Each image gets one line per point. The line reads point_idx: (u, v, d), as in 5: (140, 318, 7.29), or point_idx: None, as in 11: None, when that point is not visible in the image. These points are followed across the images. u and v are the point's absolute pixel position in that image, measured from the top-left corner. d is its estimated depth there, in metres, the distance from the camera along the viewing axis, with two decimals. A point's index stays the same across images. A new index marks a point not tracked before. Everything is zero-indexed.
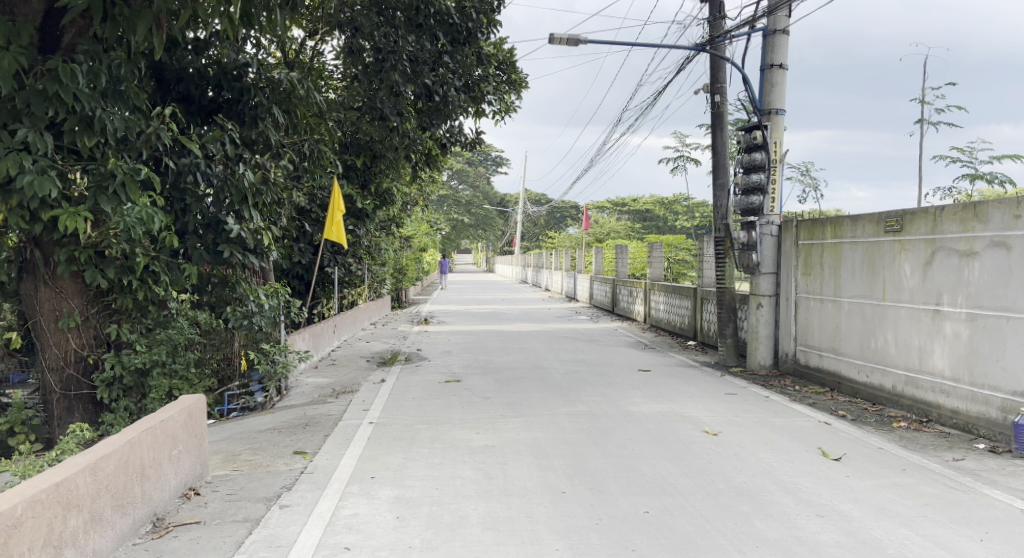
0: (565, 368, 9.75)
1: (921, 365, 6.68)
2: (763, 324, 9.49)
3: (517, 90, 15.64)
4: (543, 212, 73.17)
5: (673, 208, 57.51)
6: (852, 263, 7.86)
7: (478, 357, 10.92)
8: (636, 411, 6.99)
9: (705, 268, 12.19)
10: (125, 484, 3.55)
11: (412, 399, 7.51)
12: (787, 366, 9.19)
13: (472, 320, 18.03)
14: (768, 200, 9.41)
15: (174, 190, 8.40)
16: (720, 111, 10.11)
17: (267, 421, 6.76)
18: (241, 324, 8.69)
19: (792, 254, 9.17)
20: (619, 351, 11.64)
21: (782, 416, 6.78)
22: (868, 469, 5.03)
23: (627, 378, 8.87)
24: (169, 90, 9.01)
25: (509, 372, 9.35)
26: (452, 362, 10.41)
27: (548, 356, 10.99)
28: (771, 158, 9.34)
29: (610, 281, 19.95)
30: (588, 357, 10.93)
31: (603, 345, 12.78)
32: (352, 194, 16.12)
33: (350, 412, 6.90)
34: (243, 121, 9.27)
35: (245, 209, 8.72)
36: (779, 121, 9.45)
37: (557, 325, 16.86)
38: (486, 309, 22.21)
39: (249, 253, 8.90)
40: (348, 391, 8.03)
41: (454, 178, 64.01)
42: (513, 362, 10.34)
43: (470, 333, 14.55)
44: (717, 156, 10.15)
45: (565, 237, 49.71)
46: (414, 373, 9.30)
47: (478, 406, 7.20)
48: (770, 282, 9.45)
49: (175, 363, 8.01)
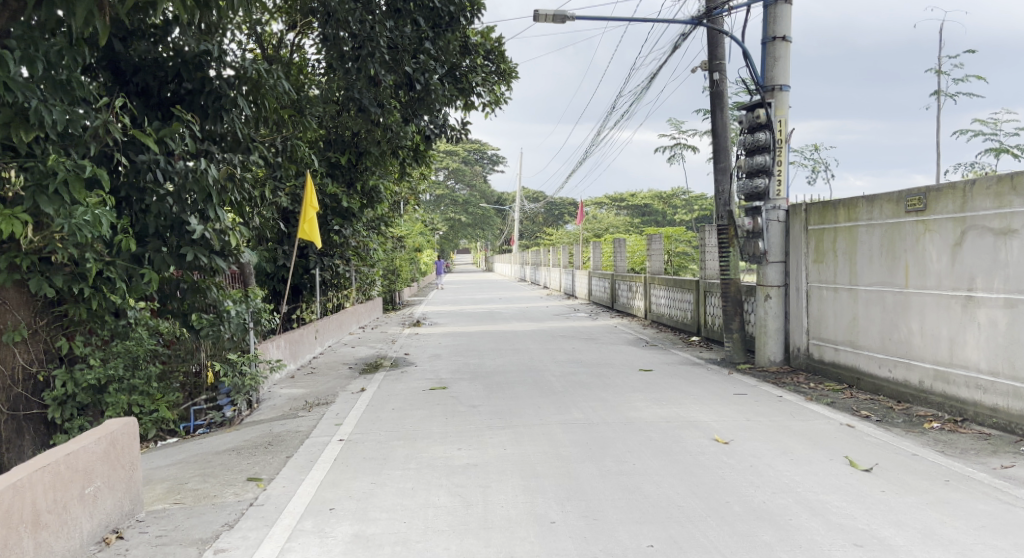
0: (560, 370, 9.08)
1: (952, 358, 6.00)
2: (772, 317, 8.82)
3: (507, 80, 15.01)
4: (541, 209, 72.50)
5: (672, 202, 56.81)
6: (869, 248, 7.18)
7: (469, 360, 10.24)
8: (638, 417, 6.32)
9: (707, 260, 11.52)
10: (4, 538, 2.93)
11: (392, 411, 6.84)
12: (799, 361, 8.51)
13: (466, 320, 17.34)
14: (774, 183, 8.78)
15: (132, 189, 7.75)
16: (720, 90, 9.39)
17: (226, 442, 6.11)
18: (207, 332, 8.07)
19: (801, 240, 8.48)
20: (619, 350, 10.96)
21: (798, 419, 6.11)
22: (906, 482, 4.37)
23: (627, 380, 8.19)
24: (126, 83, 8.37)
25: (500, 377, 8.67)
26: (440, 366, 9.74)
27: (543, 357, 10.31)
28: (777, 138, 8.72)
29: (609, 275, 19.28)
30: (586, 356, 10.26)
31: (602, 343, 12.11)
32: (337, 193, 15.45)
33: (319, 429, 6.24)
34: (207, 115, 8.64)
35: (210, 208, 8.03)
36: (783, 98, 8.77)
37: (554, 323, 16.20)
38: (482, 309, 21.55)
39: (216, 255, 8.27)
40: (323, 404, 7.35)
41: (450, 178, 63.34)
42: (506, 364, 9.67)
43: (463, 334, 13.89)
44: (717, 137, 9.47)
45: (563, 234, 49.05)
46: (398, 380, 8.63)
47: (463, 417, 6.54)
48: (777, 272, 8.78)
49: (134, 378, 7.41)
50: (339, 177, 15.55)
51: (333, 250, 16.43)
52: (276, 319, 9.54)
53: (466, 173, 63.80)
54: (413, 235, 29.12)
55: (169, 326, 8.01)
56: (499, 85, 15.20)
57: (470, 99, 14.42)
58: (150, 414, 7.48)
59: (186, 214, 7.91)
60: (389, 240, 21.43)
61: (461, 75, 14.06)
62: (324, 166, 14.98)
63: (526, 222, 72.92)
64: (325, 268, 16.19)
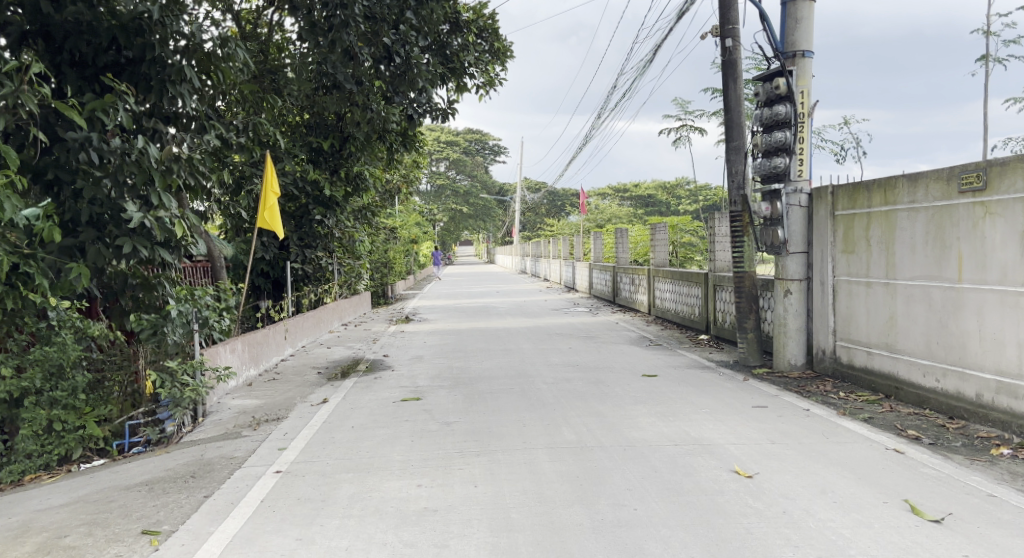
0: (553, 375, 8.04)
1: (1021, 368, 4.95)
2: (793, 315, 7.76)
3: (501, 60, 13.93)
4: (543, 199, 71.36)
5: (676, 192, 55.71)
6: (911, 235, 6.11)
7: (453, 363, 9.21)
8: (640, 439, 5.28)
9: (717, 250, 10.45)
10: None
11: (350, 430, 5.81)
12: (825, 365, 7.42)
13: (458, 316, 16.31)
14: (795, 162, 7.69)
15: (62, 172, 7.22)
16: (734, 58, 8.31)
17: (145, 471, 5.10)
18: (147, 335, 7.10)
19: (827, 228, 7.40)
20: (619, 351, 9.91)
21: (834, 441, 5.05)
22: (993, 540, 3.32)
23: (628, 388, 7.14)
24: (60, 50, 7.47)
25: (484, 384, 7.63)
26: (420, 371, 8.71)
27: (536, 360, 9.27)
28: (799, 111, 7.64)
29: (610, 268, 18.25)
30: (583, 358, 9.22)
31: (602, 342, 11.06)
32: (319, 180, 14.38)
33: (256, 456, 5.19)
34: (151, 89, 7.76)
35: (152, 193, 7.40)
36: (807, 65, 7.65)
37: (551, 319, 15.15)
38: (477, 303, 20.51)
39: (159, 248, 7.62)
40: (273, 420, 6.32)
41: (451, 168, 62.25)
42: (493, 368, 8.63)
43: (452, 332, 12.87)
44: (730, 112, 8.36)
45: (564, 224, 47.95)
46: (368, 390, 7.60)
47: (431, 439, 5.50)
48: (799, 263, 7.74)
49: (54, 391, 6.36)
50: (321, 163, 14.52)
51: (316, 242, 15.39)
52: (226, 323, 8.61)
53: (467, 163, 62.65)
54: (409, 226, 28.08)
55: (102, 328, 6.87)
56: (493, 65, 14.13)
57: (461, 80, 13.41)
58: (75, 431, 6.40)
59: (123, 198, 7.27)
60: (380, 231, 20.37)
61: (452, 55, 13.02)
62: (305, 152, 14.11)
63: (527, 213, 71.80)
64: (306, 261, 15.15)
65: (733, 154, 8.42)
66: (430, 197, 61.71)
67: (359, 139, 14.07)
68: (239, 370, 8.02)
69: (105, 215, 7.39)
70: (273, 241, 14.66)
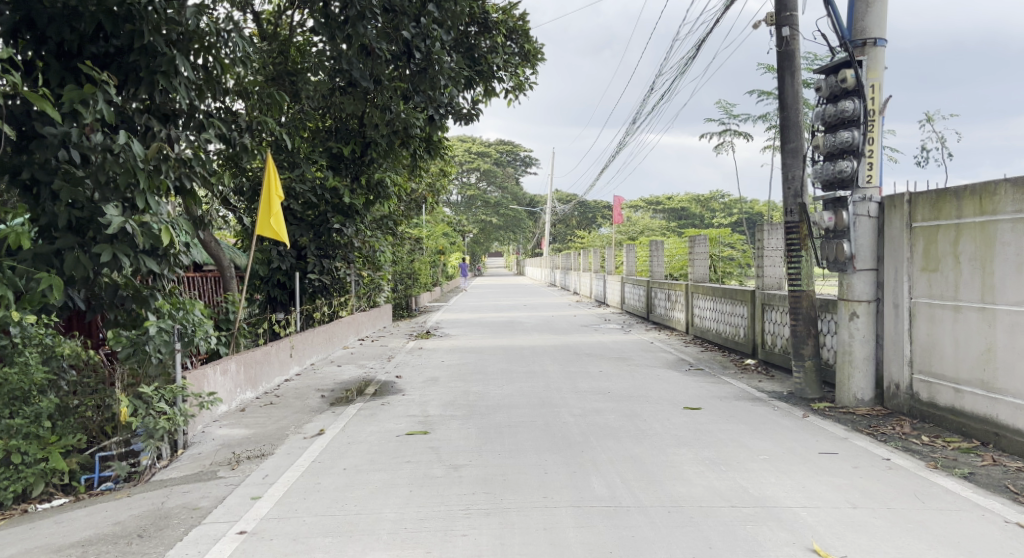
0: (582, 406, 7.11)
1: None
2: (859, 342, 6.72)
3: (531, 63, 13.08)
4: (574, 211, 70.30)
5: (710, 205, 54.34)
6: (1016, 252, 5.08)
7: (470, 387, 8.32)
8: (686, 496, 4.32)
9: (766, 266, 9.51)
10: None
11: (341, 474, 4.94)
12: (899, 402, 6.34)
13: (481, 331, 15.42)
14: (864, 166, 6.64)
15: (40, 171, 6.48)
16: (791, 49, 7.32)
17: (90, 524, 4.26)
18: (127, 354, 6.29)
19: (902, 242, 6.36)
20: (655, 376, 8.94)
21: (932, 507, 4.05)
22: None
23: (668, 425, 6.17)
24: (43, 38, 6.67)
25: (503, 416, 6.71)
26: (433, 396, 7.83)
27: (563, 385, 8.34)
28: (869, 108, 6.61)
29: (644, 283, 17.24)
30: (615, 384, 8.27)
31: (637, 365, 10.09)
32: (339, 187, 13.58)
33: (224, 508, 4.33)
34: (141, 81, 7.05)
35: (137, 196, 6.67)
36: (879, 56, 6.61)
37: (581, 337, 14.20)
38: (504, 317, 19.63)
39: (145, 257, 6.85)
40: (256, 457, 5.46)
41: (481, 179, 61.67)
42: (514, 395, 7.71)
43: (474, 350, 11.98)
44: (786, 110, 7.36)
45: (595, 236, 46.92)
46: (372, 420, 6.73)
47: (434, 489, 4.59)
48: (867, 282, 6.70)
49: (13, 418, 5.53)
50: (342, 170, 13.78)
51: (334, 252, 14.64)
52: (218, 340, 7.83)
53: (498, 174, 61.99)
54: (436, 235, 27.33)
55: (74, 347, 6.02)
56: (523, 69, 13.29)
57: (489, 84, 12.61)
58: (35, 465, 5.58)
59: (102, 202, 6.55)
60: (404, 241, 19.60)
61: (479, 57, 12.23)
62: (325, 158, 13.51)
63: (558, 225, 70.84)
64: (324, 271, 14.41)
65: (789, 157, 7.40)
66: (459, 208, 61.09)
67: (381, 145, 13.31)
68: (230, 394, 7.20)
69: (86, 219, 6.66)
70: (288, 250, 13.92)
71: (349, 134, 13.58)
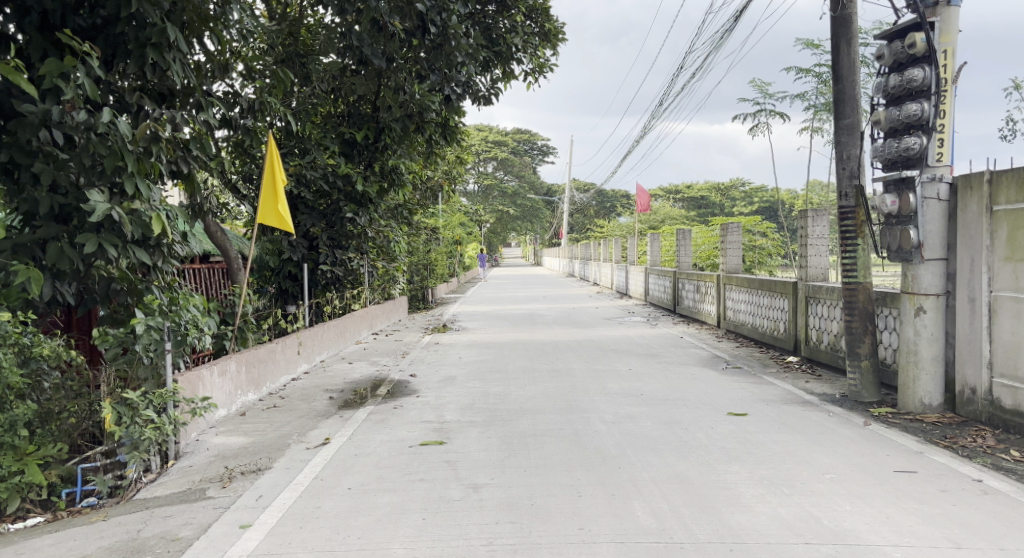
0: (614, 411, 6.46)
1: None
2: (926, 341, 5.99)
3: (553, 42, 12.36)
4: (592, 201, 69.32)
5: (731, 194, 53.26)
6: None
7: (490, 388, 7.69)
8: (748, 528, 3.66)
9: (811, 256, 8.79)
10: None
11: (345, 496, 4.31)
12: (976, 409, 5.60)
13: (501, 325, 14.78)
14: (934, 142, 5.89)
15: (19, 153, 5.84)
16: (847, 14, 6.57)
17: None
18: (115, 354, 5.72)
19: (979, 229, 5.61)
20: (691, 375, 8.26)
21: None
22: None
23: (714, 436, 5.50)
24: (25, 8, 6.00)
25: (528, 423, 6.07)
26: (451, 399, 7.22)
27: (592, 386, 7.69)
28: (940, 76, 5.85)
29: (670, 273, 16.50)
30: (647, 386, 7.60)
31: (669, 362, 9.41)
32: (351, 174, 12.92)
33: (207, 541, 3.72)
34: (130, 54, 6.45)
35: (125, 181, 6.07)
36: (954, 17, 5.84)
37: (605, 330, 13.53)
38: (523, 309, 18.98)
39: (137, 248, 6.25)
40: (251, 473, 4.86)
41: (498, 169, 61.00)
42: (538, 398, 7.07)
43: (494, 346, 11.34)
44: (840, 82, 6.62)
45: (614, 225, 46.12)
46: (383, 428, 6.12)
47: (451, 515, 3.97)
48: (936, 274, 5.96)
49: None
50: (354, 157, 13.18)
51: (347, 242, 14.03)
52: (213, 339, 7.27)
53: (516, 164, 61.24)
54: (452, 225, 26.73)
55: (56, 346, 5.36)
56: (543, 49, 12.57)
57: (508, 66, 11.90)
58: (10, 479, 4.82)
59: (86, 188, 5.95)
60: (420, 231, 19.00)
61: (497, 37, 11.52)
62: (338, 144, 12.91)
63: (576, 214, 70.00)
64: (337, 263, 13.82)
65: (845, 134, 6.66)
66: (476, 198, 60.43)
67: (395, 130, 12.66)
68: (229, 398, 6.62)
69: (70, 206, 6.09)
70: (300, 240, 13.33)
71: (362, 119, 12.94)
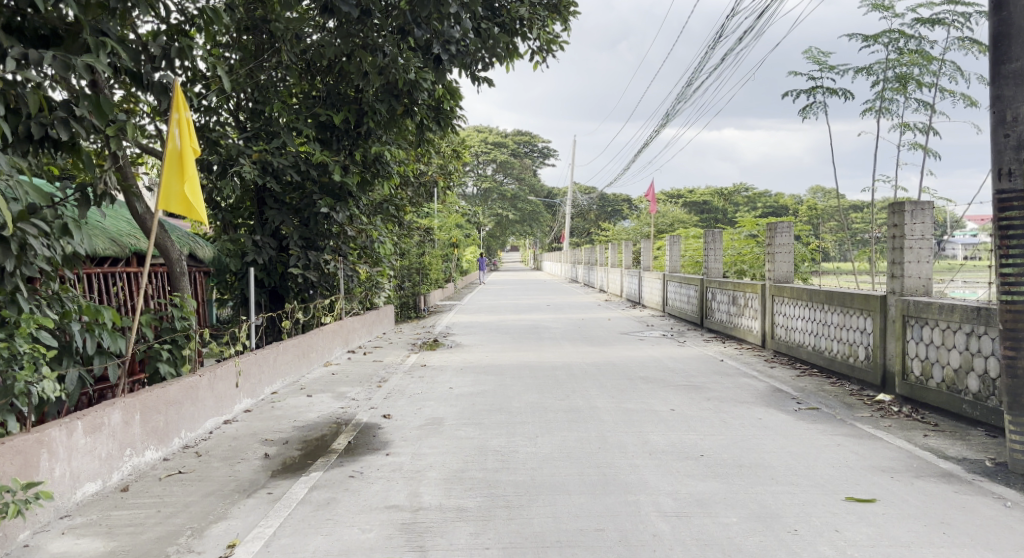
0: (673, 491, 4.36)
1: None
2: None
3: (566, 11, 10.29)
4: (595, 205, 67.19)
5: (734, 199, 51.55)
6: None
7: (489, 442, 5.58)
8: None
9: (909, 263, 6.73)
10: None
11: None
12: None
13: (502, 340, 12.65)
14: None
15: None
16: None
17: None
18: None
19: None
20: (759, 422, 6.16)
21: None
22: None
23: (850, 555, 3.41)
24: None
25: (547, 516, 3.97)
26: (435, 461, 5.11)
27: (630, 440, 5.58)
28: None
29: (695, 282, 14.42)
30: (706, 442, 5.50)
31: (720, 397, 7.31)
32: (326, 164, 10.85)
33: None
34: None
35: None
36: None
37: (625, 348, 11.42)
38: (526, 320, 16.88)
39: None
40: None
41: (498, 170, 59.07)
42: (558, 464, 4.96)
43: (494, 370, 9.23)
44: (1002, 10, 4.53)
45: (617, 229, 44.07)
46: (327, 522, 4.01)
47: None
48: None
49: None
50: (331, 144, 11.08)
51: (322, 241, 11.84)
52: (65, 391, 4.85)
53: (516, 165, 59.25)
54: (448, 227, 24.67)
55: None
56: (554, 20, 10.48)
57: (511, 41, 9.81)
58: None
59: None
60: (412, 232, 16.91)
61: (500, 6, 9.44)
62: (312, 127, 10.85)
63: (577, 219, 67.91)
64: (310, 266, 11.64)
65: (1010, 84, 4.57)
66: (474, 200, 58.38)
67: (380, 113, 10.55)
68: (103, 465, 4.47)
69: None
70: (266, 239, 11.14)
71: (341, 100, 10.85)
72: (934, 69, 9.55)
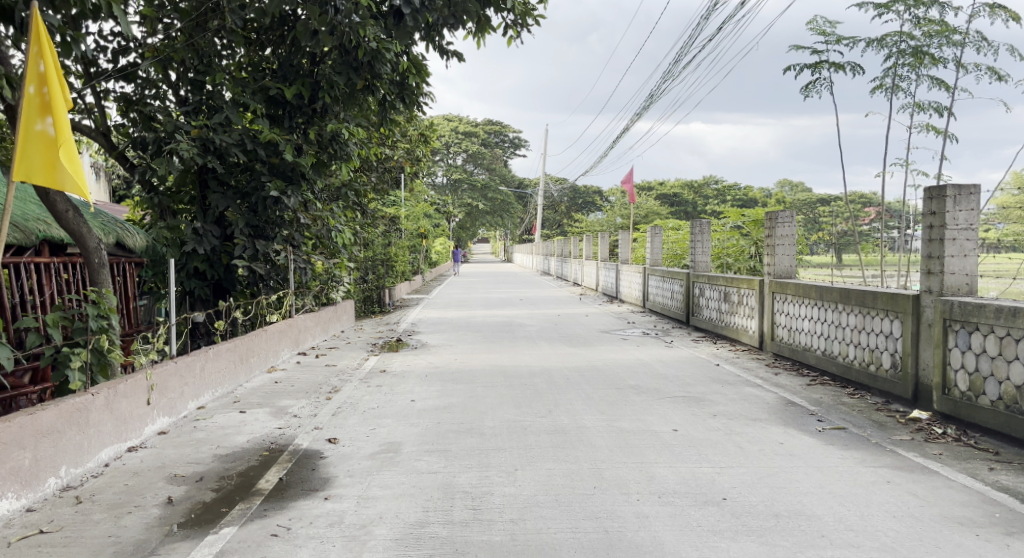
0: None
1: None
2: None
3: None
4: (566, 197, 66.19)
5: (705, 192, 51.05)
6: None
7: (456, 480, 4.44)
8: None
9: (950, 260, 5.75)
10: None
11: None
12: None
13: (471, 339, 11.50)
14: None
15: None
16: None
17: None
18: None
19: None
20: (783, 449, 5.11)
21: None
22: None
23: None
24: None
25: None
26: (385, 510, 3.96)
27: (632, 476, 4.46)
28: None
29: (680, 276, 13.37)
30: (728, 479, 4.41)
31: (728, 412, 6.25)
32: (274, 143, 9.54)
33: None
34: None
35: None
36: None
37: (609, 350, 10.33)
38: (498, 316, 15.72)
39: None
40: None
41: (468, 160, 57.68)
42: (544, 514, 3.84)
43: (463, 377, 8.06)
44: None
45: (589, 221, 42.99)
46: None
47: None
48: None
49: None
50: (282, 121, 9.70)
51: (271, 230, 10.55)
52: None
53: (486, 155, 57.96)
54: (416, 217, 23.36)
55: None
56: None
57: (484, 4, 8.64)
58: None
59: None
60: (374, 222, 15.62)
61: None
62: (260, 101, 9.36)
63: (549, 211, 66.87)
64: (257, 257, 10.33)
65: None
66: (443, 190, 56.96)
67: (337, 86, 9.31)
68: None
69: None
70: (208, 226, 9.80)
71: (293, 72, 9.56)
72: (954, 41, 8.61)
